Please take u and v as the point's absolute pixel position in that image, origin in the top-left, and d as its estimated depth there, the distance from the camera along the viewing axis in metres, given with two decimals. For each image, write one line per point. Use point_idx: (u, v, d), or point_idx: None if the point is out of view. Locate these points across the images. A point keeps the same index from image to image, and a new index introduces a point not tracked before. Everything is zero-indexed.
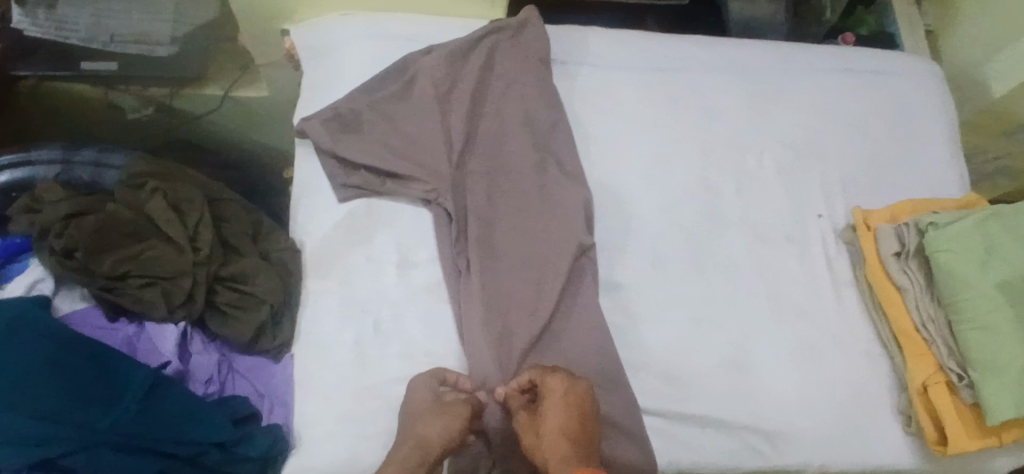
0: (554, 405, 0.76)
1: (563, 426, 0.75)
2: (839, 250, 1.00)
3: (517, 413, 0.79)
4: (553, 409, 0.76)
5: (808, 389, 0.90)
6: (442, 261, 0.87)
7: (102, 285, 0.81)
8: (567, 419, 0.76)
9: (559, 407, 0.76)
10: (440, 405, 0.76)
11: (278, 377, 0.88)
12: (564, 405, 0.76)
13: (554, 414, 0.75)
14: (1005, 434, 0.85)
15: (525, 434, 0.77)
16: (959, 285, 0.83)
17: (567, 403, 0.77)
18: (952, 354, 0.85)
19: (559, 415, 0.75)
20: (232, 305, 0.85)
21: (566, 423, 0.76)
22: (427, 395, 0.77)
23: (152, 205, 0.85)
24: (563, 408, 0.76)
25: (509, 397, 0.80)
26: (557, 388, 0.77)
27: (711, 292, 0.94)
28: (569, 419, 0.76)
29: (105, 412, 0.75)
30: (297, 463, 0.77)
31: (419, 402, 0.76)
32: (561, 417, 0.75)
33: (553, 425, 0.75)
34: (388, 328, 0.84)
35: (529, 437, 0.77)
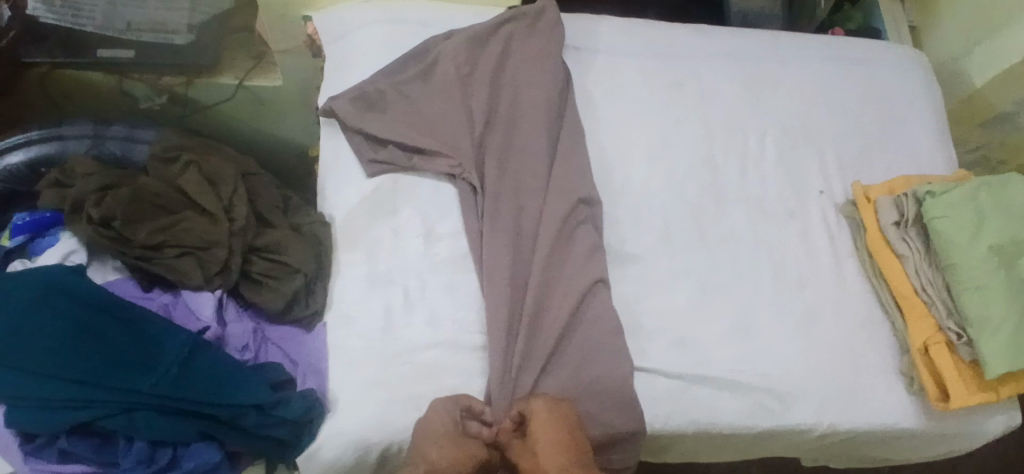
0: (540, 422, 0.77)
1: (553, 440, 0.75)
2: (839, 224, 1.05)
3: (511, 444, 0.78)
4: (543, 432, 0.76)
5: (812, 353, 0.94)
6: (467, 235, 0.91)
7: (138, 255, 0.83)
8: (555, 434, 0.75)
9: (545, 421, 0.77)
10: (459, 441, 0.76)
11: (310, 345, 0.88)
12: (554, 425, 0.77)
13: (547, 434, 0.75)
14: (1001, 389, 0.90)
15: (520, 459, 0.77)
16: (956, 249, 0.89)
17: (549, 419, 0.77)
18: (951, 316, 0.90)
19: (546, 426, 0.76)
20: (267, 275, 0.88)
21: (558, 438, 0.75)
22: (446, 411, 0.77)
23: (186, 179, 0.88)
24: (549, 422, 0.76)
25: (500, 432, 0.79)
26: (540, 409, 0.78)
27: (719, 264, 0.99)
28: (559, 435, 0.75)
29: (145, 374, 0.75)
30: (332, 427, 0.79)
31: (437, 416, 0.76)
32: (552, 430, 0.76)
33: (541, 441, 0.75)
34: (415, 297, 0.87)
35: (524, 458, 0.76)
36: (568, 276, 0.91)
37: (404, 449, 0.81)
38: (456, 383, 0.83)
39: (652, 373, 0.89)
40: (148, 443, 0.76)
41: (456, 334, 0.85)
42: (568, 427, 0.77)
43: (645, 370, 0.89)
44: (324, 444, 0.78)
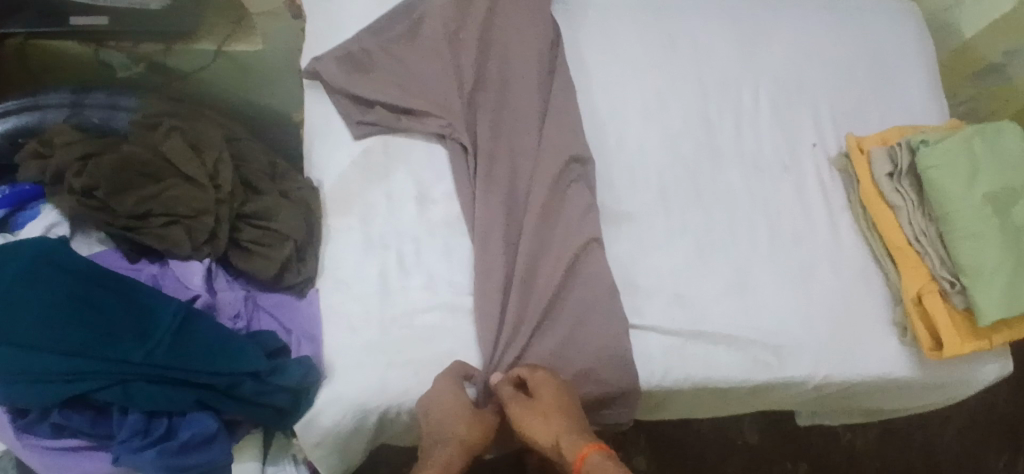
0: (548, 390, 0.79)
1: (561, 407, 0.78)
2: (833, 177, 1.04)
3: (511, 402, 0.79)
4: (549, 396, 0.78)
5: (806, 306, 0.94)
6: (460, 197, 0.89)
7: (124, 225, 0.81)
8: (562, 400, 0.78)
9: (552, 389, 0.79)
10: (471, 415, 0.77)
11: (304, 312, 0.86)
12: (557, 390, 0.79)
13: (553, 397, 0.78)
14: (995, 336, 0.90)
15: (521, 419, 0.78)
16: (951, 198, 0.89)
17: (557, 388, 0.79)
18: (944, 264, 0.91)
19: (554, 395, 0.79)
20: (257, 242, 0.85)
21: (562, 403, 0.78)
22: (452, 387, 0.78)
23: (169, 146, 0.85)
24: (557, 391, 0.79)
25: (501, 387, 0.80)
26: (547, 377, 0.80)
27: (713, 220, 0.98)
28: (565, 402, 0.79)
29: (138, 344, 0.74)
30: (330, 392, 0.80)
31: (444, 392, 0.77)
32: (559, 399, 0.78)
33: (549, 407, 0.78)
34: (409, 260, 0.86)
35: (526, 418, 0.78)
36: (562, 235, 0.90)
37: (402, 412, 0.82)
38: (454, 346, 0.83)
39: (648, 330, 0.89)
40: (143, 415, 0.74)
41: (452, 297, 0.85)
42: (570, 396, 0.80)
43: (642, 327, 0.89)
44: (323, 410, 0.79)
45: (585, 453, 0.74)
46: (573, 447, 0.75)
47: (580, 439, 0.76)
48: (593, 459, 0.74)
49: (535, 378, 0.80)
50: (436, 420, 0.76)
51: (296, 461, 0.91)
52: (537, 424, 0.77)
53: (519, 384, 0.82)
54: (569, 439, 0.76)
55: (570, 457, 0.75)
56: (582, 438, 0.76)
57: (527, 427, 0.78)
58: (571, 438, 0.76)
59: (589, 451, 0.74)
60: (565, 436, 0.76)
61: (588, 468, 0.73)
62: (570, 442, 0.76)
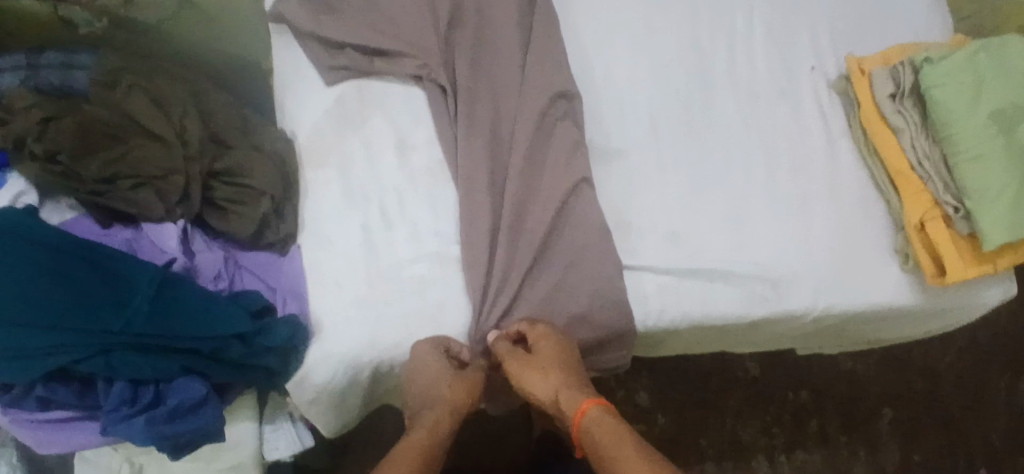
0: (547, 344, 0.79)
1: (560, 361, 0.79)
2: (832, 101, 1.00)
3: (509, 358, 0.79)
4: (548, 352, 0.79)
5: (804, 237, 0.92)
6: (442, 142, 0.86)
7: (92, 190, 0.77)
8: (561, 354, 0.79)
9: (552, 344, 0.79)
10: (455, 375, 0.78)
11: (288, 271, 0.83)
12: (557, 345, 0.80)
13: (552, 353, 0.79)
14: (999, 260, 0.87)
15: (519, 374, 0.79)
16: (955, 118, 0.85)
17: (556, 342, 0.80)
18: (948, 189, 0.87)
19: (554, 349, 0.79)
20: (231, 201, 0.81)
21: (561, 358, 0.79)
22: (433, 361, 0.76)
23: (132, 104, 0.80)
24: (556, 345, 0.79)
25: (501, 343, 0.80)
26: (546, 331, 0.80)
27: (707, 152, 0.94)
28: (563, 356, 0.80)
29: (117, 314, 0.71)
30: (321, 349, 0.79)
31: (428, 368, 0.76)
32: (558, 354, 0.79)
33: (549, 362, 0.78)
34: (392, 212, 0.83)
35: (524, 373, 0.78)
36: (549, 177, 0.87)
37: (394, 367, 0.82)
38: (444, 296, 0.81)
39: (642, 271, 0.86)
40: (129, 383, 0.72)
41: (439, 247, 0.82)
42: (569, 349, 0.81)
43: (636, 268, 0.86)
44: (314, 368, 0.79)
45: (585, 407, 0.76)
46: (572, 401, 0.77)
47: (579, 394, 0.77)
48: (593, 412, 0.76)
49: (534, 333, 0.80)
50: (424, 382, 0.76)
51: (293, 418, 0.92)
52: (536, 380, 0.78)
53: (517, 338, 0.83)
54: (568, 393, 0.78)
55: (570, 411, 0.77)
56: (580, 392, 0.78)
57: (526, 382, 0.79)
58: (569, 392, 0.78)
59: (589, 405, 0.76)
60: (564, 390, 0.78)
61: (587, 421, 0.75)
62: (569, 396, 0.77)
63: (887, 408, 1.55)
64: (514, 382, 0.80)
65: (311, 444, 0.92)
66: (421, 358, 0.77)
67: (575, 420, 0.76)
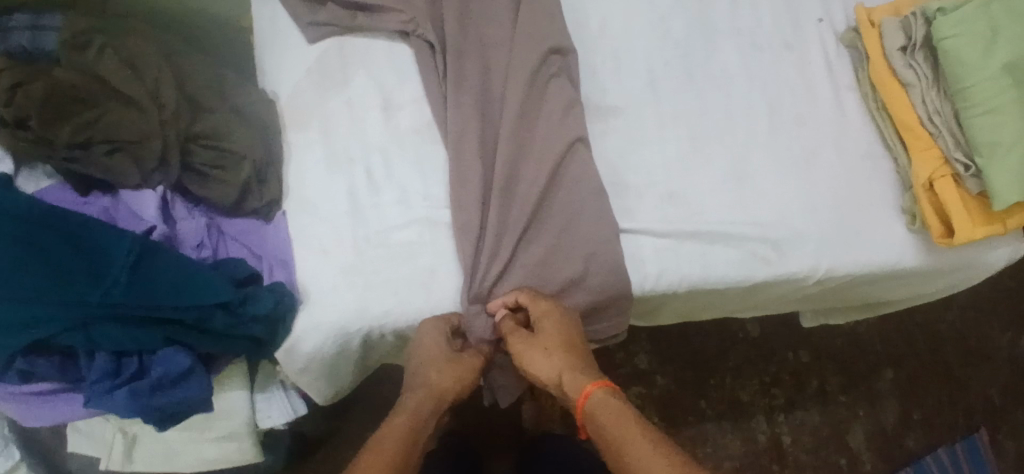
0: (551, 322, 0.78)
1: (565, 341, 0.78)
2: (840, 54, 0.95)
3: (513, 337, 0.79)
4: (551, 331, 0.78)
5: (808, 196, 0.89)
6: (430, 101, 0.82)
7: (65, 157, 0.74)
8: (565, 333, 0.78)
9: (556, 323, 0.78)
10: (453, 356, 0.77)
11: (272, 237, 0.81)
12: (560, 324, 0.79)
13: (555, 333, 0.78)
14: (1010, 220, 0.84)
15: (523, 354, 0.79)
16: (967, 71, 0.81)
17: (561, 320, 0.79)
18: (959, 145, 0.83)
19: (558, 328, 0.78)
20: (212, 165, 0.78)
21: (564, 338, 0.78)
22: (438, 339, 0.76)
23: (104, 67, 0.76)
24: (560, 324, 0.78)
25: (504, 321, 0.80)
26: (551, 308, 0.79)
27: (709, 107, 0.90)
28: (568, 335, 0.79)
29: (94, 284, 0.68)
30: (308, 317, 0.77)
31: (430, 349, 0.76)
32: (562, 334, 0.78)
33: (552, 342, 0.78)
34: (380, 175, 0.80)
35: (528, 352, 0.78)
36: (543, 137, 0.83)
37: (384, 335, 0.80)
38: (435, 261, 0.79)
39: (640, 234, 0.84)
40: (112, 355, 0.70)
41: (429, 211, 0.80)
42: (573, 327, 0.80)
43: (633, 231, 0.83)
44: (304, 337, 0.77)
45: (588, 391, 0.76)
46: (575, 384, 0.77)
47: (582, 377, 0.77)
48: (596, 396, 0.76)
49: (537, 309, 0.79)
50: (425, 363, 0.77)
51: (284, 386, 0.90)
52: (540, 361, 0.78)
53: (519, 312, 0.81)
54: (571, 376, 0.77)
55: (574, 393, 0.77)
56: (585, 374, 0.78)
57: (530, 363, 0.79)
58: (572, 374, 0.77)
59: (592, 388, 0.76)
60: (567, 373, 0.77)
61: (591, 404, 0.75)
62: (572, 379, 0.77)
63: (888, 367, 1.55)
64: (518, 361, 0.80)
65: (304, 412, 0.91)
66: (424, 340, 0.76)
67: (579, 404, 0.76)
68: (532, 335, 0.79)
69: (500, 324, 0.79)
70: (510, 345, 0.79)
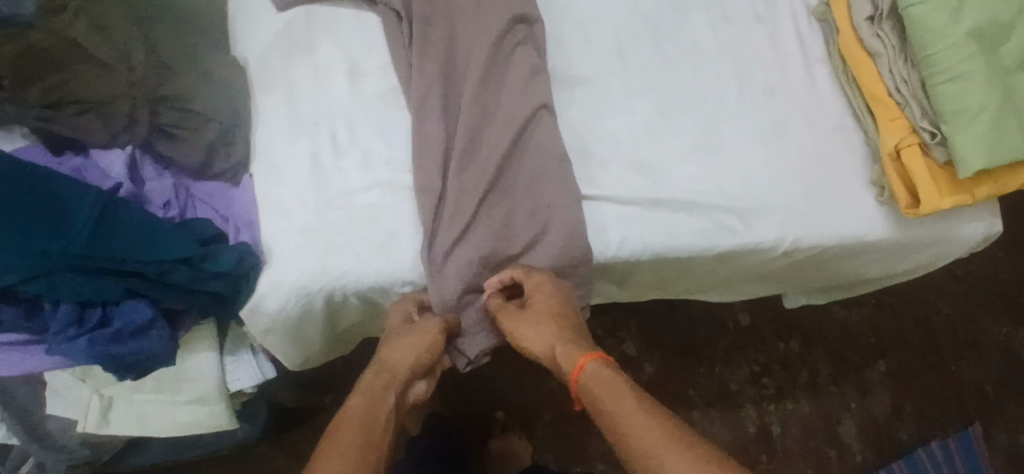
0: (542, 294, 0.80)
1: (555, 314, 0.79)
2: (811, 28, 0.95)
3: (504, 310, 0.81)
4: (541, 303, 0.80)
5: (775, 165, 0.88)
6: (395, 67, 0.84)
7: (37, 116, 0.75)
8: (556, 306, 0.80)
9: (547, 295, 0.80)
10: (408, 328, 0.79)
11: (239, 200, 0.82)
12: (551, 297, 0.80)
13: (545, 305, 0.79)
14: (977, 190, 0.84)
15: (514, 328, 0.80)
16: (932, 37, 0.80)
17: (552, 293, 0.80)
18: (925, 115, 0.82)
19: (548, 300, 0.80)
20: (179, 127, 0.79)
21: (554, 311, 0.79)
22: (399, 319, 0.80)
23: (75, 30, 0.78)
24: (550, 295, 0.80)
25: (494, 294, 0.82)
26: (542, 281, 0.81)
27: (678, 78, 0.90)
28: (559, 308, 0.80)
29: (57, 235, 0.70)
30: (270, 275, 0.79)
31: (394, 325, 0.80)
32: (553, 307, 0.79)
33: (542, 315, 0.79)
34: (344, 139, 0.82)
35: (518, 327, 0.80)
36: (507, 104, 0.84)
37: (346, 298, 0.81)
38: (396, 224, 0.80)
39: (603, 201, 0.84)
40: (75, 305, 0.72)
41: (391, 175, 0.81)
42: (567, 302, 0.81)
43: (596, 198, 0.84)
44: (267, 295, 0.79)
45: (582, 363, 0.74)
46: (568, 357, 0.76)
47: (575, 349, 0.77)
48: (589, 367, 0.74)
49: (529, 282, 0.81)
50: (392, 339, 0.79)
51: (253, 349, 0.92)
52: (530, 334, 0.79)
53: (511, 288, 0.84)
54: (564, 349, 0.77)
55: (567, 366, 0.76)
56: (577, 347, 0.77)
57: (520, 337, 0.80)
58: (565, 347, 0.77)
59: (585, 360, 0.75)
60: (559, 345, 0.77)
61: (583, 376, 0.74)
62: (564, 352, 0.77)
63: (880, 359, 1.52)
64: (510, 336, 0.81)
65: (273, 376, 0.93)
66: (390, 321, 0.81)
67: (572, 377, 0.75)
68: (520, 309, 0.81)
69: (490, 299, 0.81)
70: (501, 321, 0.81)
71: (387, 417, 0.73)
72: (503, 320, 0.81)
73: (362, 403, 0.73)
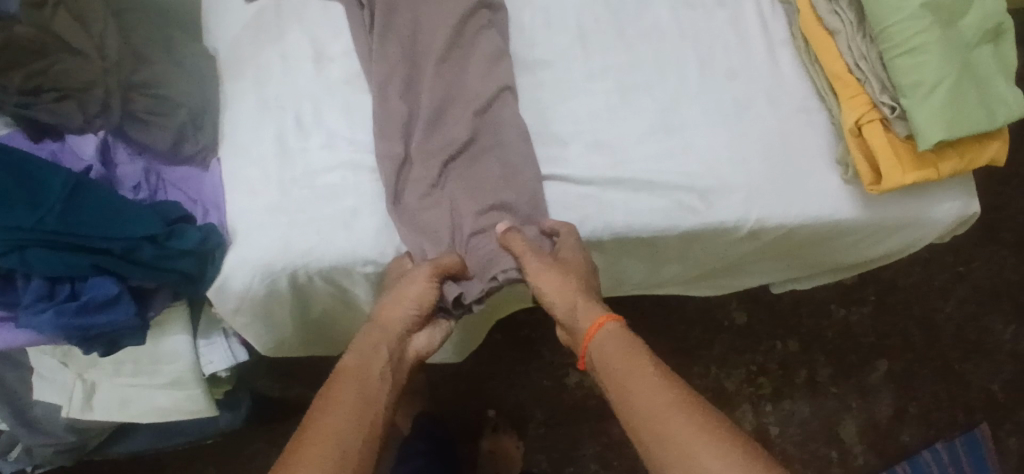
0: (573, 252, 0.79)
1: (584, 273, 0.79)
2: (774, 11, 0.96)
3: (532, 252, 0.79)
4: (574, 259, 0.79)
5: (738, 144, 0.88)
6: (358, 51, 0.87)
7: (17, 103, 0.78)
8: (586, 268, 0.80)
9: (578, 253, 0.79)
10: (410, 278, 0.77)
11: (209, 182, 0.86)
12: (582, 258, 0.80)
13: (578, 263, 0.79)
14: (942, 165, 0.82)
15: (540, 270, 0.78)
16: (888, 9, 0.80)
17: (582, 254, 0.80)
18: (885, 89, 0.82)
19: (579, 259, 0.79)
20: (152, 113, 0.82)
21: (583, 271, 0.79)
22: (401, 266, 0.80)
23: (58, 22, 0.78)
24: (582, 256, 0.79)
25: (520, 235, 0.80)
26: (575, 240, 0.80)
27: (639, 60, 0.91)
28: (587, 269, 0.80)
29: (29, 210, 0.71)
30: (237, 255, 0.81)
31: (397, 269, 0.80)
32: (584, 264, 0.79)
33: (572, 268, 0.78)
34: (309, 122, 0.85)
35: (546, 271, 0.78)
36: (469, 86, 0.86)
37: (310, 278, 0.83)
38: (358, 203, 0.82)
39: (562, 182, 0.85)
40: (46, 280, 0.75)
41: (353, 156, 0.83)
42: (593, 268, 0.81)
43: (555, 179, 0.85)
44: (234, 275, 0.81)
45: (603, 321, 0.75)
46: (591, 312, 0.76)
47: (598, 305, 0.77)
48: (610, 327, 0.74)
49: (563, 240, 0.80)
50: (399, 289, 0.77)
51: (226, 333, 0.95)
52: (554, 281, 0.77)
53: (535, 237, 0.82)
54: (587, 304, 0.77)
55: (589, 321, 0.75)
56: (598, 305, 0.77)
57: (545, 281, 0.78)
58: (588, 302, 0.77)
59: (606, 319, 0.75)
60: (583, 300, 0.77)
61: (603, 332, 0.74)
62: (587, 307, 0.77)
63: (881, 358, 1.44)
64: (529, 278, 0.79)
65: (244, 359, 0.96)
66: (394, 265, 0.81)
67: (589, 333, 0.75)
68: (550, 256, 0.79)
69: (511, 241, 0.79)
70: (525, 262, 0.79)
71: (382, 379, 0.72)
72: (528, 261, 0.78)
73: (357, 362, 0.72)
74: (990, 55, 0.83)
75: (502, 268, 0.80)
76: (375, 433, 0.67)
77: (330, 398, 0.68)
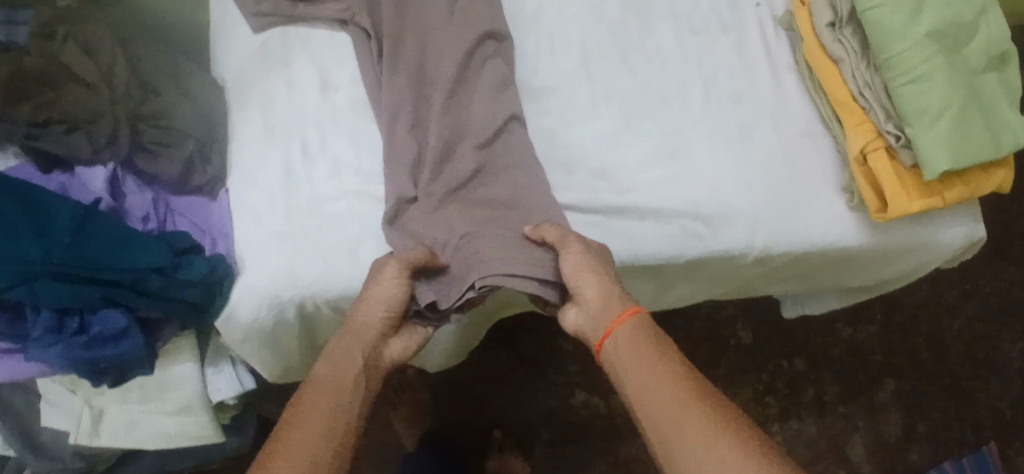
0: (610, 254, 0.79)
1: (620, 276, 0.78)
2: (777, 36, 0.96)
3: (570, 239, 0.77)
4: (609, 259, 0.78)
5: (744, 170, 0.88)
6: (364, 80, 0.87)
7: (26, 134, 0.80)
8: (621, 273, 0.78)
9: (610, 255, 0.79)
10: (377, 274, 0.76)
11: (216, 212, 0.86)
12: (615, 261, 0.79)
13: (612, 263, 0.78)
14: (948, 192, 0.82)
15: (576, 255, 0.76)
16: (891, 38, 0.80)
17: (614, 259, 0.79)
18: (890, 117, 0.82)
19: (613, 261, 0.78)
20: (159, 143, 0.84)
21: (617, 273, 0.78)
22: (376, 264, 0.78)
23: (65, 53, 0.82)
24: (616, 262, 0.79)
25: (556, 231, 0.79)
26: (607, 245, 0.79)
27: (643, 86, 0.92)
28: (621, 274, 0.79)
29: (37, 243, 0.72)
30: (244, 283, 0.81)
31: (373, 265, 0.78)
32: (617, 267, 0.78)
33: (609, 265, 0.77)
34: (315, 149, 0.85)
35: (581, 256, 0.76)
36: (474, 114, 0.87)
37: (318, 307, 0.83)
38: (363, 232, 0.82)
39: (576, 211, 0.86)
40: (54, 312, 0.75)
41: (358, 184, 0.84)
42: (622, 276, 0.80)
43: (574, 209, 0.86)
44: (240, 305, 0.81)
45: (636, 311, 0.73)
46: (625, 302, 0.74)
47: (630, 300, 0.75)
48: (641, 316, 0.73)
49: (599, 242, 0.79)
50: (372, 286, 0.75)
51: (234, 361, 0.95)
52: (589, 265, 0.76)
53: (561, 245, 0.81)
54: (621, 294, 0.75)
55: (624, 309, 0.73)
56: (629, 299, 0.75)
57: (584, 266, 0.76)
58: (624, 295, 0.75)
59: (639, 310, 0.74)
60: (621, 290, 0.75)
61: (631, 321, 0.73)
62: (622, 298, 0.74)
63: (889, 377, 1.43)
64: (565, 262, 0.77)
65: (252, 386, 0.96)
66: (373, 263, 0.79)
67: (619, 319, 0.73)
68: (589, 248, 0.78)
69: (544, 229, 0.79)
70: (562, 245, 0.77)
71: (354, 389, 0.70)
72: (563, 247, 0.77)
73: (331, 371, 0.71)
74: (995, 82, 0.83)
75: (482, 275, 0.77)
76: (344, 449, 0.66)
77: (303, 405, 0.68)
